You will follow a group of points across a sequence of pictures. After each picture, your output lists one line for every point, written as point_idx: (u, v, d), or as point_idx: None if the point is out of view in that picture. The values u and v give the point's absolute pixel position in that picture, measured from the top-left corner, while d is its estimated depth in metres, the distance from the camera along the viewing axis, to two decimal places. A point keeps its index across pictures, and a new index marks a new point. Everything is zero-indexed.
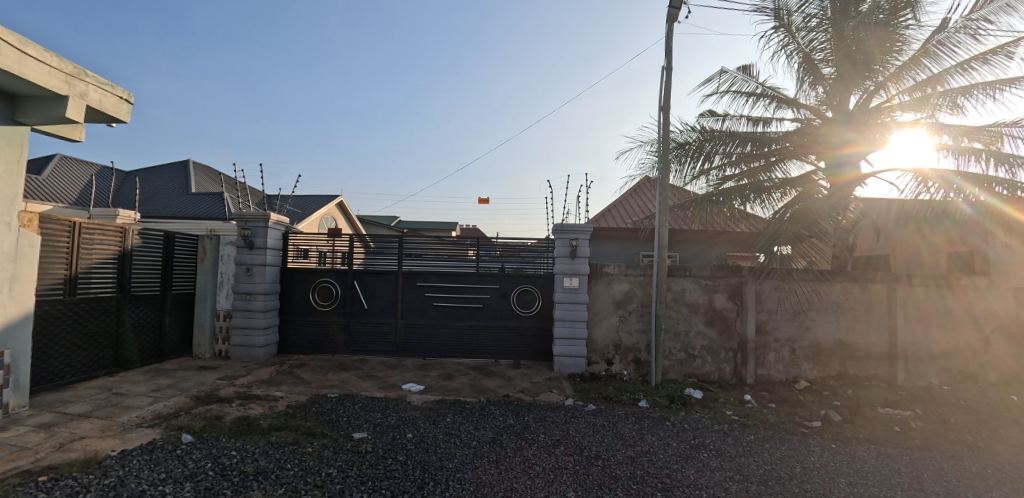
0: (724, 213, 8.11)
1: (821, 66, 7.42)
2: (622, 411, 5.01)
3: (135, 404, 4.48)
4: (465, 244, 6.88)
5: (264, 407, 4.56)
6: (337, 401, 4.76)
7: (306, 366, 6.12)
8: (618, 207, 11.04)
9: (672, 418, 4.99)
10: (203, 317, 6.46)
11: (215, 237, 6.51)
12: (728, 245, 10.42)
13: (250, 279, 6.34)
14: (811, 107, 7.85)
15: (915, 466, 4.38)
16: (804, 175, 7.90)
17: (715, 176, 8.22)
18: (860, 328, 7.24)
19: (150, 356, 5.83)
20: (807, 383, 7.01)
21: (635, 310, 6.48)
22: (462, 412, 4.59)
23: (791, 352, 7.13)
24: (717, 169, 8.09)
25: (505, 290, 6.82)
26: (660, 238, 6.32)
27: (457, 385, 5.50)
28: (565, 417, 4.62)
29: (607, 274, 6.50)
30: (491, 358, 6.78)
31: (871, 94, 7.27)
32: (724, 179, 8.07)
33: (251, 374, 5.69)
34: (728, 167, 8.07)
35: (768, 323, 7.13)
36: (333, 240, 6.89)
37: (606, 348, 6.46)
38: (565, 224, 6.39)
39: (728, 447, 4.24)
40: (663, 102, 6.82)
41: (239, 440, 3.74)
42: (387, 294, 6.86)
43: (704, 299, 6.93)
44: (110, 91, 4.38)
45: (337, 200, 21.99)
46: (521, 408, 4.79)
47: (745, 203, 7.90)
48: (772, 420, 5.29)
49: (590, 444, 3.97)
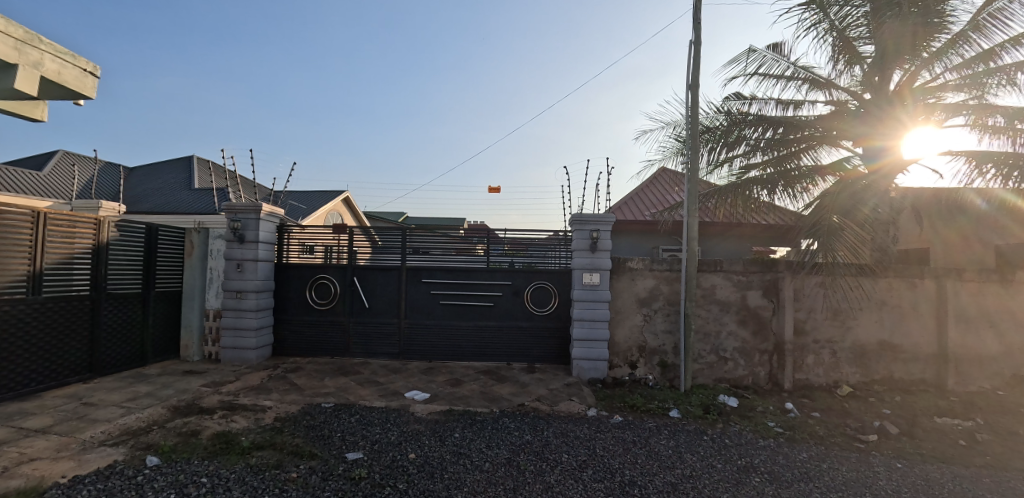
0: (751, 204, 7.44)
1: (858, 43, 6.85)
2: (653, 423, 4.43)
3: (104, 417, 3.97)
4: (473, 240, 6.30)
5: (248, 420, 4.04)
6: (330, 414, 4.20)
7: (301, 371, 5.58)
8: (636, 198, 10.46)
9: (709, 431, 4.39)
10: (191, 317, 5.94)
11: (204, 230, 5.98)
12: (753, 239, 9.76)
13: (241, 275, 5.84)
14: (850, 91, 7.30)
15: (1000, 491, 3.77)
16: (837, 162, 7.27)
17: (738, 165, 7.60)
18: (906, 328, 6.62)
19: (132, 361, 5.33)
20: (850, 389, 6.37)
21: (660, 308, 5.88)
22: (471, 425, 4.03)
23: (832, 355, 6.47)
24: (741, 157, 7.46)
25: (517, 288, 6.26)
26: (688, 230, 5.70)
27: (466, 393, 4.94)
28: (589, 431, 4.04)
29: (630, 269, 5.91)
30: (503, 361, 6.21)
31: (915, 72, 6.67)
32: (748, 169, 7.47)
33: (240, 380, 5.16)
34: (756, 154, 7.40)
35: (806, 323, 6.48)
36: (332, 234, 6.36)
37: (628, 351, 5.88)
38: (583, 215, 5.80)
39: (781, 470, 3.65)
40: (690, 80, 6.19)
41: (213, 462, 3.22)
42: (389, 292, 6.32)
43: (736, 297, 6.25)
44: (71, 61, 3.81)
45: (342, 195, 21.48)
46: (538, 421, 4.22)
47: (772, 193, 7.27)
48: (821, 432, 4.70)
49: (621, 467, 3.40)
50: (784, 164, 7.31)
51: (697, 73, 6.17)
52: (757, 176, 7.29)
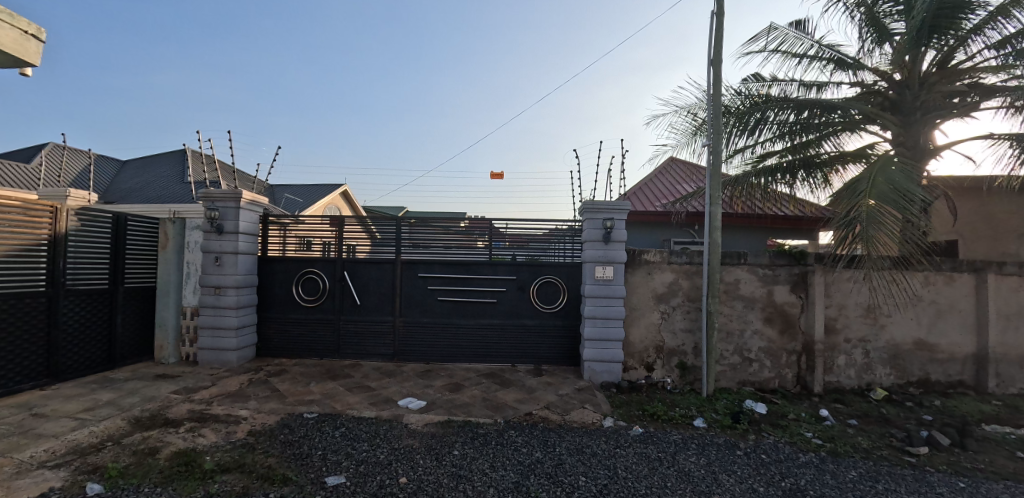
0: (768, 193, 7.05)
1: (888, 20, 6.08)
2: (678, 435, 3.92)
3: (52, 432, 3.48)
4: (474, 233, 5.78)
5: (218, 434, 3.54)
6: (313, 426, 3.70)
7: (285, 374, 5.08)
8: (647, 189, 9.98)
9: (742, 445, 3.87)
10: (165, 315, 5.43)
11: (179, 220, 5.46)
12: (771, 232, 9.21)
13: (220, 270, 5.33)
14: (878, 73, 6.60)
15: None
16: (860, 149, 6.74)
17: (753, 152, 7.06)
18: (943, 326, 6.09)
19: (97, 364, 4.84)
20: (884, 391, 5.86)
21: (680, 305, 5.36)
22: (473, 440, 3.52)
23: (865, 355, 5.96)
24: (755, 145, 6.92)
25: (523, 283, 5.74)
26: (711, 219, 5.18)
27: (467, 400, 4.43)
28: (607, 447, 3.53)
29: (647, 262, 5.39)
30: (506, 363, 5.70)
31: (950, 52, 6.02)
32: (764, 156, 6.95)
33: (217, 385, 4.66)
34: (773, 141, 6.83)
35: (837, 321, 5.95)
36: (320, 227, 5.84)
37: (644, 352, 5.37)
38: (596, 202, 5.27)
39: (831, 494, 3.16)
40: (711, 55, 5.61)
41: (166, 491, 2.72)
42: (382, 287, 5.80)
43: (761, 293, 5.72)
44: (8, 20, 2.96)
45: (341, 188, 20.90)
46: (549, 434, 3.71)
47: (792, 183, 6.88)
48: (865, 444, 4.20)
49: (649, 495, 2.89)
50: (807, 151, 6.76)
51: (720, 48, 5.57)
52: (773, 165, 6.83)
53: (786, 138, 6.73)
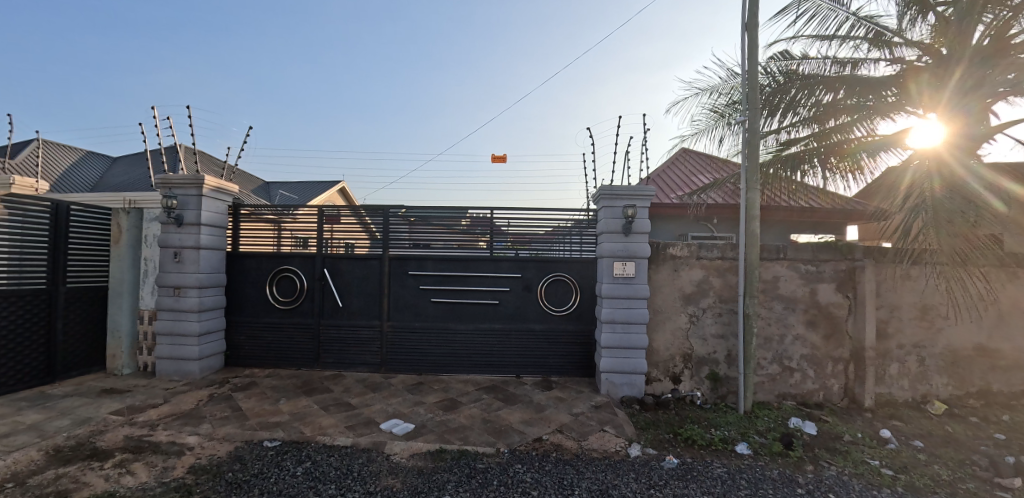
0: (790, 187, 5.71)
1: None
2: (722, 467, 3.21)
3: None
4: (476, 231, 5.06)
5: (151, 471, 2.84)
6: (272, 459, 2.99)
7: (254, 388, 4.37)
8: (663, 180, 9.22)
9: (801, 481, 3.14)
10: (119, 319, 4.72)
11: (135, 211, 4.72)
12: (795, 226, 8.45)
13: (179, 267, 4.63)
14: (919, 46, 5.18)
15: None
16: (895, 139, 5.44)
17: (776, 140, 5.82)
18: (1007, 329, 5.30)
19: (32, 377, 4.16)
20: (943, 405, 5.12)
21: (711, 307, 4.63)
22: (469, 481, 2.80)
23: (919, 363, 5.22)
24: (781, 130, 5.68)
25: (529, 281, 5.03)
26: (748, 208, 4.45)
27: (464, 421, 3.71)
28: (639, 488, 2.80)
29: (672, 257, 4.66)
30: (511, 373, 4.98)
31: (1007, 22, 4.59)
32: (788, 144, 5.69)
33: (171, 402, 3.96)
34: (794, 128, 5.60)
35: (889, 324, 5.20)
36: (297, 219, 5.13)
37: (670, 361, 4.65)
38: (614, 187, 4.54)
39: None
40: (747, 19, 4.78)
41: None
42: (370, 286, 5.09)
43: (804, 292, 4.98)
44: None
45: (336, 185, 20.02)
46: (567, 469, 2.99)
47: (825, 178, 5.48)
48: (947, 477, 3.45)
49: None
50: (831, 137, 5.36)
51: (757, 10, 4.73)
52: (797, 152, 5.52)
53: (814, 123, 5.45)
